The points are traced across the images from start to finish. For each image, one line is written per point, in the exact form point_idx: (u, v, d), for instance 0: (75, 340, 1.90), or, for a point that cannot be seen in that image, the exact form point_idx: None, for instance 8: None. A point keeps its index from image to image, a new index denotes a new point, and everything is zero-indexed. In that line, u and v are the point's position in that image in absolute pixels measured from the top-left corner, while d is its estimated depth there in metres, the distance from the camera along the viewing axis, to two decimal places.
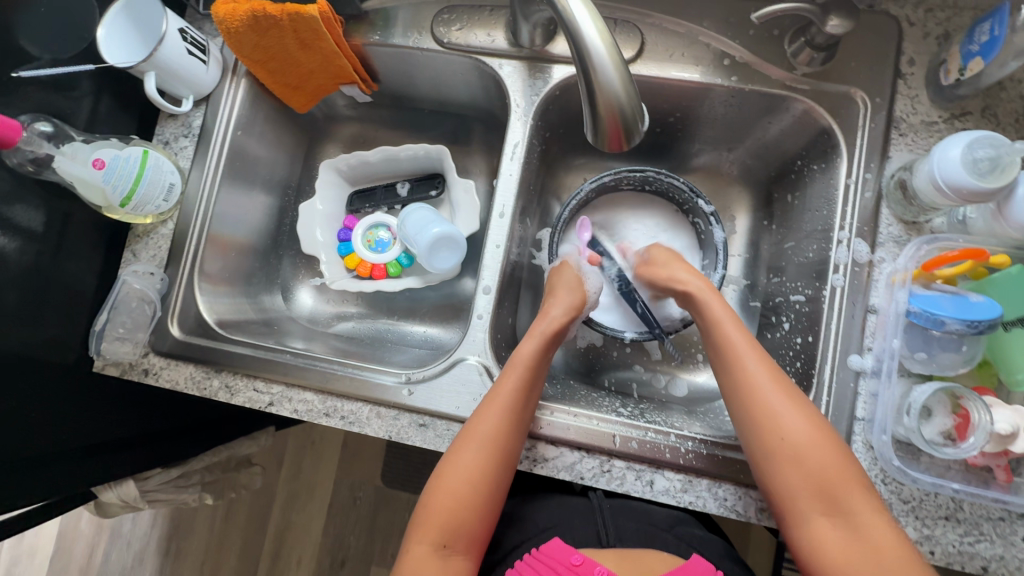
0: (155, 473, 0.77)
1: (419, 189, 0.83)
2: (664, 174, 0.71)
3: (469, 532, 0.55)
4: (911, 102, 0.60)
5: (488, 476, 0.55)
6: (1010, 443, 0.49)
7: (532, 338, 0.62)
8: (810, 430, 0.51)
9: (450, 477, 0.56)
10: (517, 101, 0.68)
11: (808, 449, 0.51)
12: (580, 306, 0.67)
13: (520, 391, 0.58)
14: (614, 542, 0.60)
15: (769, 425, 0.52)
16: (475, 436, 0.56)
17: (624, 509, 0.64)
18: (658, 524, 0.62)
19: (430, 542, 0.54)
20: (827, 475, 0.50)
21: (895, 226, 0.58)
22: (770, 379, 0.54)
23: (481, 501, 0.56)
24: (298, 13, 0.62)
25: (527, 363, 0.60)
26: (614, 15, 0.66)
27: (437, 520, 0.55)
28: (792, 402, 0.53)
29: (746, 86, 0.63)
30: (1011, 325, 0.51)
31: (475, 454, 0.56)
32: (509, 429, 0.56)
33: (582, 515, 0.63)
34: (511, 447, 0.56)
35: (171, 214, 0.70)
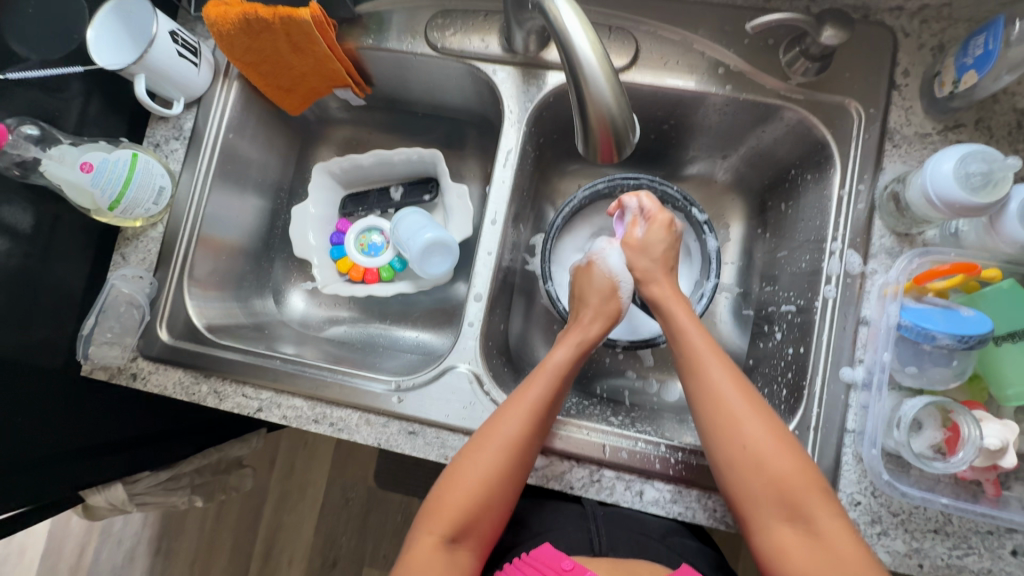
0: (144, 475, 0.77)
1: (412, 193, 0.83)
2: (658, 181, 0.70)
3: (480, 528, 0.54)
4: (905, 113, 0.59)
5: (505, 478, 0.55)
6: (999, 458, 0.49)
7: (563, 346, 0.62)
8: (768, 435, 0.51)
9: (465, 475, 0.55)
10: (510, 108, 0.67)
11: (781, 474, 0.49)
12: (615, 318, 0.65)
13: (548, 399, 0.58)
14: (607, 551, 0.60)
15: (744, 453, 0.51)
16: (497, 436, 0.55)
17: (616, 517, 0.64)
18: (649, 533, 0.62)
19: (437, 534, 0.53)
20: (784, 473, 0.49)
21: (887, 237, 0.58)
22: (747, 410, 0.52)
23: (494, 501, 0.55)
24: (290, 17, 0.62)
25: (557, 372, 0.60)
26: (609, 22, 0.65)
27: (448, 513, 0.54)
28: (765, 427, 0.51)
29: (740, 95, 0.63)
30: (1001, 340, 0.51)
31: (495, 454, 0.55)
32: (533, 434, 0.56)
33: (573, 523, 0.63)
34: (531, 454, 0.56)
35: (161, 217, 0.69)
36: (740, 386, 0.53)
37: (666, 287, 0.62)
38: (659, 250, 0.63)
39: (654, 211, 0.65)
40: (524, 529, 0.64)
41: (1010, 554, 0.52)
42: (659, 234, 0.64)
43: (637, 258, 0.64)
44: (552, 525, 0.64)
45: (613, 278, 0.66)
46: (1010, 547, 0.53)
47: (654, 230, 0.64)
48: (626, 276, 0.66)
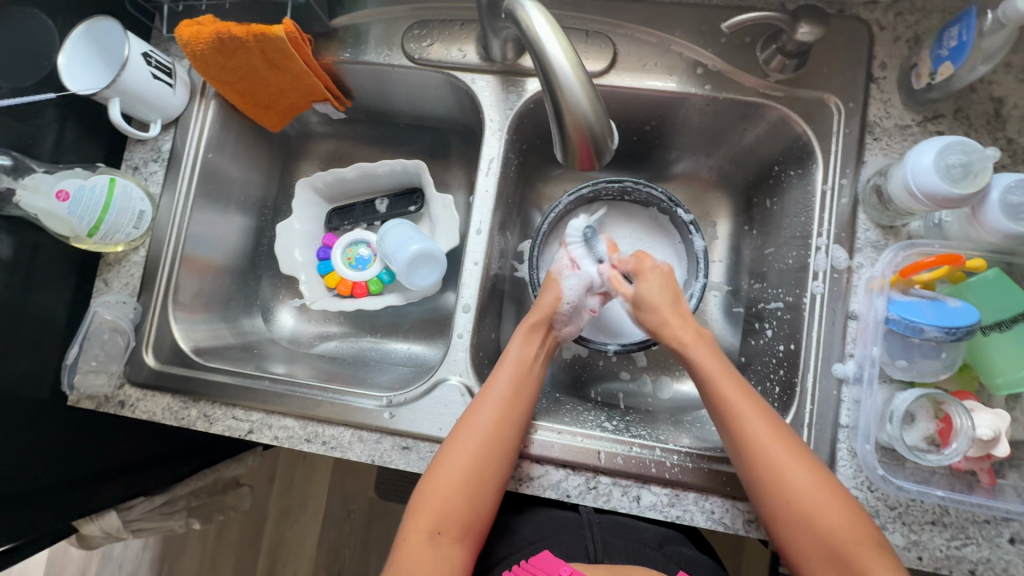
0: (138, 502, 0.76)
1: (398, 205, 0.82)
2: (642, 184, 0.70)
3: (463, 519, 0.54)
4: (884, 106, 0.60)
5: (479, 463, 0.55)
6: (992, 448, 0.50)
7: (519, 333, 0.63)
8: (818, 492, 0.49)
9: (443, 465, 0.55)
10: (491, 116, 0.67)
11: (842, 542, 0.47)
12: (556, 306, 0.64)
13: (512, 381, 0.59)
14: (602, 558, 0.61)
15: (796, 514, 0.49)
16: (468, 423, 0.57)
17: (612, 526, 0.64)
18: (646, 541, 0.63)
19: (423, 528, 0.53)
20: (835, 533, 0.48)
21: (872, 230, 0.58)
22: (801, 470, 0.50)
23: (472, 488, 0.54)
24: (264, 34, 0.61)
25: (518, 359, 0.61)
26: (586, 27, 0.65)
27: (431, 506, 0.54)
28: (820, 489, 0.49)
29: (720, 95, 0.63)
30: (989, 329, 0.51)
31: (466, 441, 0.55)
32: (505, 419, 0.57)
33: (570, 530, 0.63)
34: (504, 438, 0.56)
35: (143, 241, 0.68)
36: (786, 442, 0.51)
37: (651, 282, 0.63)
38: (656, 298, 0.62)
39: (636, 263, 0.65)
40: (518, 537, 0.64)
41: (1008, 542, 0.53)
42: (655, 282, 0.63)
43: (644, 314, 0.63)
44: (551, 529, 0.64)
45: (560, 293, 0.64)
46: (1008, 535, 0.53)
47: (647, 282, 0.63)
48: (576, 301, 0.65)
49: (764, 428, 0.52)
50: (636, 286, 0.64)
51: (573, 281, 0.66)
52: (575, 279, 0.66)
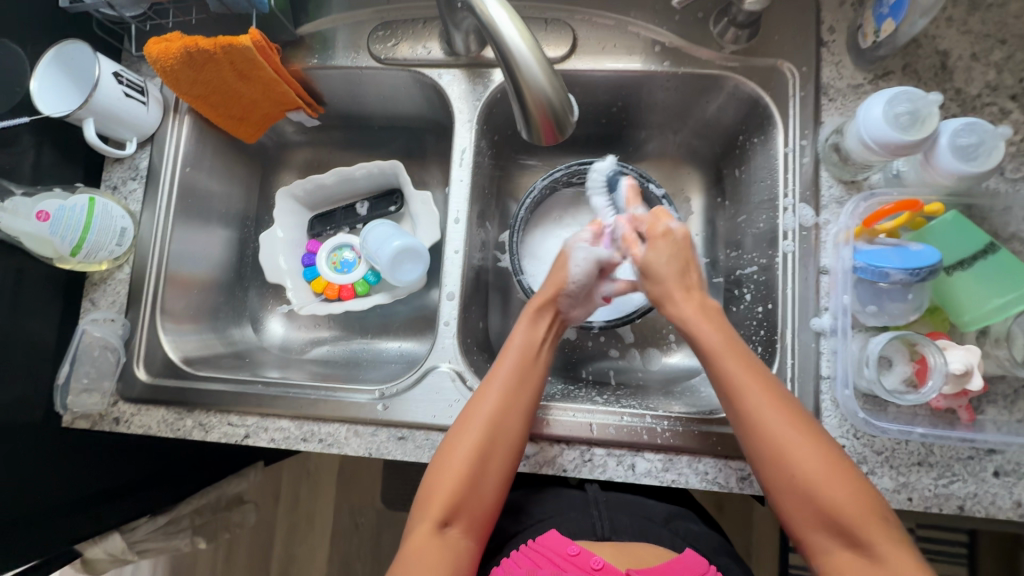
0: (141, 522, 0.77)
1: (378, 206, 0.83)
2: (613, 162, 0.72)
3: (471, 511, 0.54)
4: (836, 67, 0.62)
5: (483, 453, 0.55)
6: (967, 383, 0.51)
7: (524, 318, 0.63)
8: (816, 451, 0.48)
9: (449, 458, 0.55)
10: (460, 108, 0.68)
11: (848, 513, 0.46)
12: (561, 285, 0.64)
13: (516, 371, 0.59)
14: (609, 534, 0.64)
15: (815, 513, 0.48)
16: (474, 414, 0.57)
17: (617, 504, 0.68)
18: (652, 517, 0.67)
19: (429, 519, 0.53)
20: (836, 493, 0.47)
21: (835, 187, 0.60)
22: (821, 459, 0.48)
23: (477, 478, 0.55)
24: (231, 45, 0.62)
25: (520, 347, 0.61)
26: (544, 15, 0.67)
27: (438, 497, 0.54)
28: (833, 478, 0.47)
29: (679, 70, 0.65)
30: (952, 269, 0.53)
31: (471, 432, 0.56)
32: (508, 407, 0.57)
33: (577, 508, 0.67)
34: (508, 427, 0.56)
35: (127, 258, 0.69)
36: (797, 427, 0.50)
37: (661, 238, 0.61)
38: (664, 271, 0.60)
39: (652, 223, 0.62)
40: (526, 516, 0.68)
41: (993, 476, 0.54)
42: (664, 250, 0.60)
43: (650, 283, 0.61)
44: (558, 507, 0.67)
45: (569, 260, 0.65)
46: (992, 469, 0.54)
47: (656, 250, 0.60)
48: (581, 270, 0.64)
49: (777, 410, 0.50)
50: (647, 250, 0.61)
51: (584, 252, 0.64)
52: (586, 252, 0.64)
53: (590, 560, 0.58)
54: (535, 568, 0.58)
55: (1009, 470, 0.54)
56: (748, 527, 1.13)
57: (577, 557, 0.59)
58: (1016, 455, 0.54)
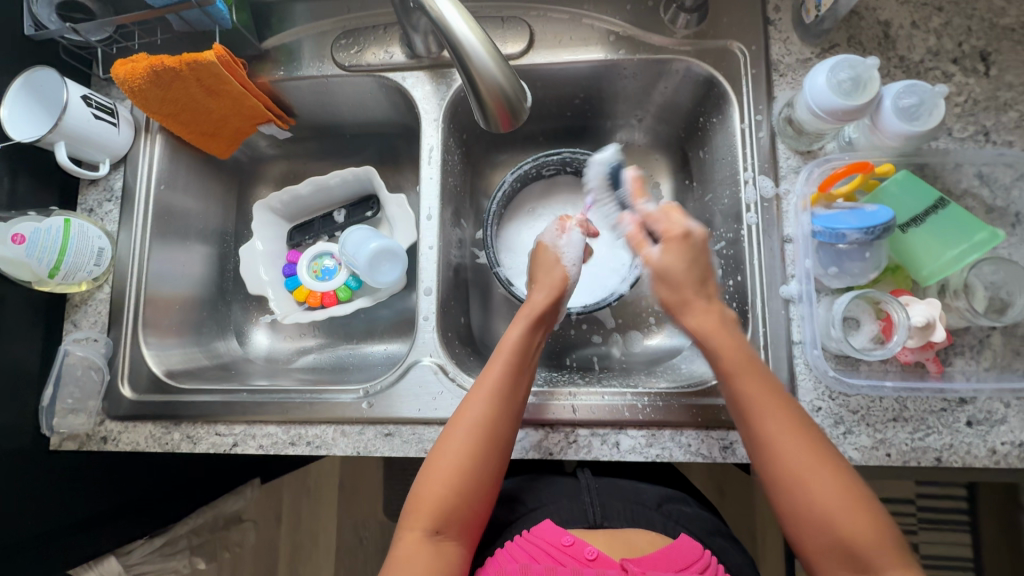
0: (137, 546, 0.77)
1: (355, 212, 0.85)
2: (579, 151, 0.74)
3: (462, 516, 0.54)
4: (784, 44, 0.64)
5: (475, 459, 0.54)
6: (930, 334, 0.53)
7: (517, 322, 0.62)
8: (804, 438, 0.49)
9: (438, 465, 0.54)
10: (426, 108, 0.70)
11: (832, 502, 0.47)
12: (562, 282, 0.64)
13: (508, 375, 0.58)
14: (602, 521, 0.65)
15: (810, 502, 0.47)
16: (464, 420, 0.56)
17: (610, 490, 0.69)
18: (646, 503, 0.68)
19: (419, 528, 0.53)
20: (822, 481, 0.47)
21: (793, 158, 0.61)
22: (817, 454, 0.48)
23: (468, 485, 0.54)
24: (196, 61, 0.64)
25: (512, 350, 0.59)
26: (501, 13, 0.69)
27: (428, 505, 0.53)
28: (820, 464, 0.47)
29: (635, 57, 0.67)
30: (907, 226, 0.55)
31: (462, 438, 0.55)
32: (499, 413, 0.56)
33: (570, 496, 0.68)
34: (500, 431, 0.56)
35: (106, 278, 0.70)
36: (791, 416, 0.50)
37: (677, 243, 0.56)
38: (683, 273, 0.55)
39: (667, 227, 0.58)
40: (520, 504, 0.68)
41: (967, 426, 0.55)
42: (680, 253, 0.56)
43: (664, 289, 0.57)
44: (552, 495, 0.68)
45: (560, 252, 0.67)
46: (965, 419, 0.55)
47: (674, 252, 0.56)
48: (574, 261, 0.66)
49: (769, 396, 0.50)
50: (662, 252, 0.57)
51: (571, 243, 0.67)
52: (571, 248, 0.67)
53: (584, 550, 0.59)
54: (531, 562, 0.58)
55: (981, 419, 0.55)
56: (751, 513, 1.14)
57: (572, 548, 0.59)
58: (987, 403, 0.55)
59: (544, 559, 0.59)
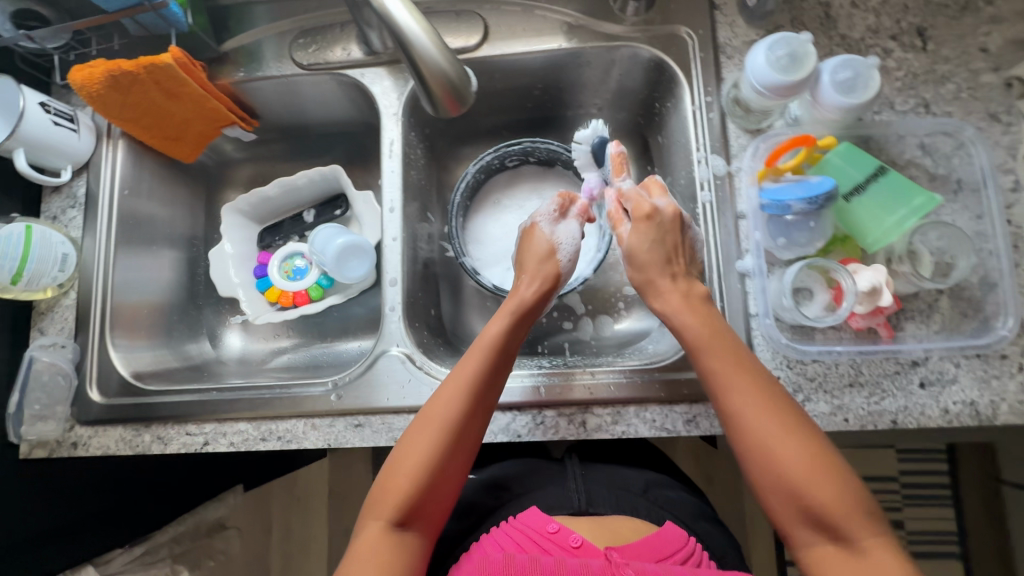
0: (117, 553, 0.76)
1: (324, 212, 0.86)
2: (539, 140, 0.75)
3: (429, 508, 0.53)
4: (730, 27, 0.66)
5: (444, 452, 0.54)
6: (879, 299, 0.55)
7: (500, 314, 0.60)
8: (780, 416, 0.48)
9: (405, 457, 0.53)
10: (386, 103, 0.71)
11: (801, 479, 0.46)
12: (552, 279, 0.63)
13: (485, 369, 0.56)
14: (587, 506, 0.66)
15: (782, 482, 0.46)
16: (436, 414, 0.54)
17: (596, 477, 0.70)
18: (632, 489, 0.69)
19: (383, 519, 0.52)
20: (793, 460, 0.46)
21: (743, 137, 0.63)
22: (792, 434, 0.47)
23: (434, 478, 0.53)
24: (153, 64, 0.64)
25: (491, 343, 0.58)
26: (456, 8, 0.71)
27: (391, 497, 0.52)
28: (793, 444, 0.46)
29: (588, 45, 0.69)
30: (849, 196, 0.57)
31: (432, 431, 0.54)
32: (473, 408, 0.55)
33: (549, 482, 0.69)
34: (472, 427, 0.55)
35: (72, 284, 0.70)
36: (768, 393, 0.49)
37: (637, 228, 0.58)
38: (648, 253, 0.56)
39: (636, 203, 0.59)
40: (497, 491, 0.69)
41: (919, 387, 0.57)
42: (648, 233, 0.57)
43: (633, 267, 0.57)
44: (533, 483, 0.70)
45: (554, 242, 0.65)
46: (917, 380, 0.57)
47: (638, 231, 0.57)
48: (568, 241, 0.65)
49: (744, 373, 0.50)
50: (630, 231, 0.58)
51: (567, 230, 0.66)
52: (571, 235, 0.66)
53: (569, 537, 0.59)
54: (518, 550, 0.59)
55: (933, 380, 0.56)
56: (738, 497, 1.15)
57: (557, 535, 0.59)
58: (937, 364, 0.56)
59: (531, 548, 0.59)
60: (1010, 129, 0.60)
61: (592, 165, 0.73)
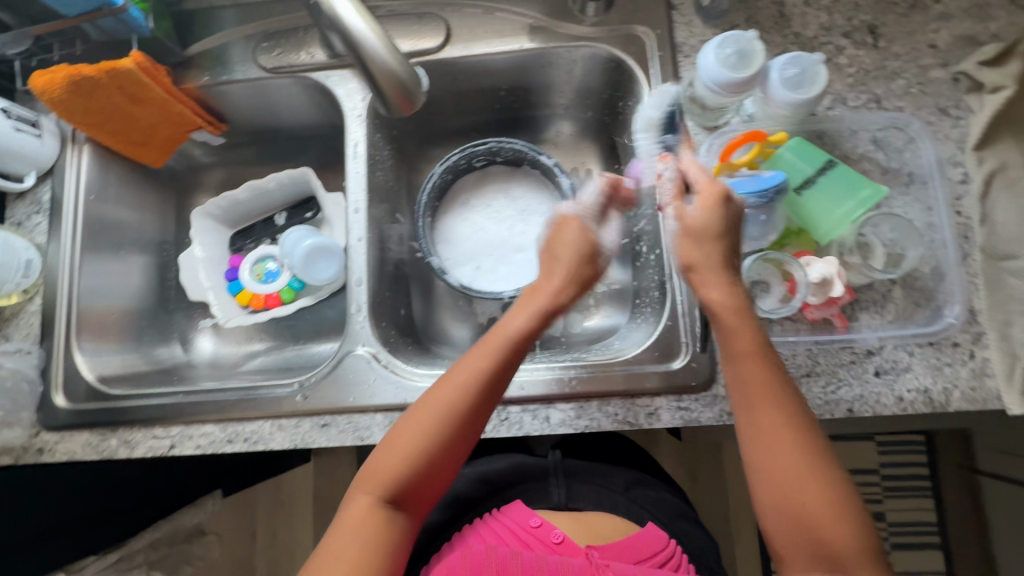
0: (90, 561, 0.75)
1: (295, 216, 0.86)
2: (504, 140, 0.76)
3: (422, 495, 0.53)
4: (687, 27, 0.67)
5: (447, 443, 0.53)
6: (830, 290, 0.56)
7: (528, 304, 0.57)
8: (791, 412, 0.48)
9: (405, 437, 0.53)
10: (350, 105, 0.72)
11: (791, 471, 0.46)
12: (592, 271, 0.58)
13: (504, 366, 0.54)
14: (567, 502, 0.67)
15: (772, 470, 0.47)
16: (446, 403, 0.53)
17: (577, 473, 0.70)
18: (611, 487, 0.70)
19: (371, 495, 0.52)
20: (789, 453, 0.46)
21: (700, 134, 0.64)
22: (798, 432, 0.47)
23: (431, 466, 0.53)
24: (115, 69, 0.65)
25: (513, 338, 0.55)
26: (418, 10, 0.71)
27: (384, 475, 0.52)
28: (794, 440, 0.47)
29: (549, 45, 0.70)
30: (800, 189, 0.58)
31: (438, 417, 0.53)
32: (484, 404, 0.54)
33: (518, 477, 0.70)
34: (478, 423, 0.54)
35: (37, 289, 0.70)
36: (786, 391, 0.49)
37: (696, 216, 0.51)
38: (708, 245, 0.50)
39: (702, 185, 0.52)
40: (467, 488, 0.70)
41: (874, 376, 0.57)
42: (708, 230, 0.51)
43: (688, 255, 0.51)
44: (504, 479, 0.70)
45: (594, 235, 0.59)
46: (872, 369, 0.58)
47: (702, 215, 0.51)
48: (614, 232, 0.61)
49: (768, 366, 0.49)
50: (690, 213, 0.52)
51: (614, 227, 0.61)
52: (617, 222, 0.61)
53: (551, 532, 0.60)
54: (499, 543, 0.59)
55: (887, 369, 0.57)
56: (720, 493, 1.16)
57: (539, 530, 0.60)
58: (891, 353, 0.57)
59: (512, 541, 0.60)
60: (959, 123, 0.62)
61: (655, 130, 0.62)
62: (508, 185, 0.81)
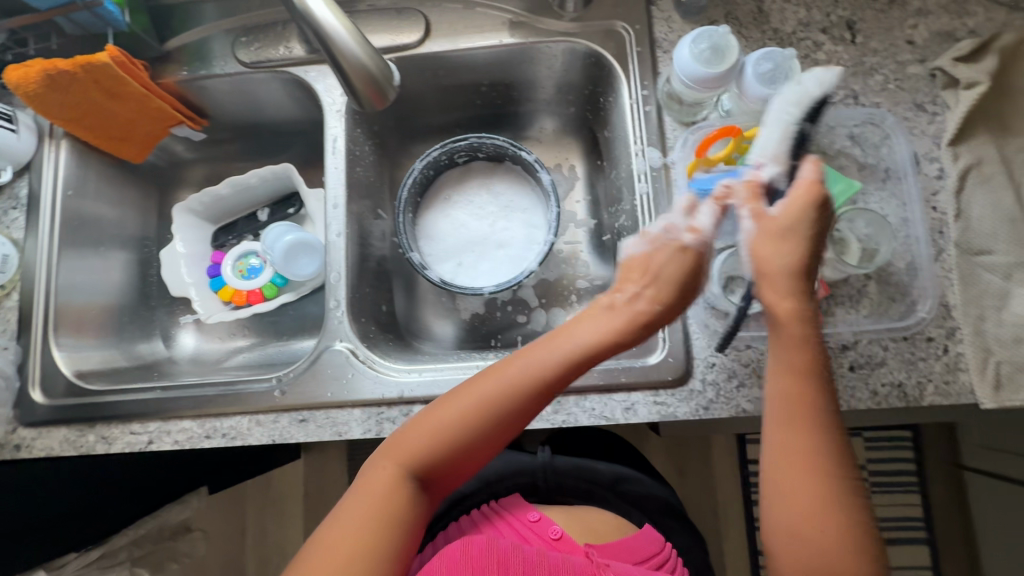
0: (72, 558, 0.75)
1: (277, 212, 0.86)
2: (484, 136, 0.76)
3: (444, 479, 0.53)
4: (666, 23, 0.67)
5: (484, 438, 0.52)
6: None
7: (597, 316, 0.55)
8: (829, 427, 0.47)
9: (439, 419, 0.52)
10: (330, 100, 0.71)
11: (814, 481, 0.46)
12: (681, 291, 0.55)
13: (558, 377, 0.53)
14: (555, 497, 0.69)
15: (795, 472, 0.46)
16: (490, 400, 0.52)
17: (564, 468, 0.71)
18: (600, 482, 0.70)
19: (395, 469, 0.51)
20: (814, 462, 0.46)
21: (678, 129, 0.64)
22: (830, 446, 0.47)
23: (459, 457, 0.52)
24: (89, 63, 0.64)
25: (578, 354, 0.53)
26: (397, 5, 0.71)
27: (411, 452, 0.51)
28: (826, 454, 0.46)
29: (528, 40, 0.70)
30: None
31: (478, 408, 0.52)
32: (529, 410, 0.53)
33: (499, 472, 0.70)
34: (517, 426, 0.53)
35: (14, 285, 0.69)
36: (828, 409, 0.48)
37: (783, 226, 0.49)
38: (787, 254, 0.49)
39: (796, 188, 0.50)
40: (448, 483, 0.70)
41: (850, 371, 0.58)
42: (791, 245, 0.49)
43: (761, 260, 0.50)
44: (485, 474, 0.70)
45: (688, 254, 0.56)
46: (848, 364, 0.58)
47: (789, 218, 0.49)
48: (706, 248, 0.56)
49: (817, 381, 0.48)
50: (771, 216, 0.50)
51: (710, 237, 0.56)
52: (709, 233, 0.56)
53: (549, 527, 0.60)
54: (497, 535, 0.59)
55: (862, 363, 0.58)
56: (708, 489, 1.16)
57: (537, 524, 0.60)
58: (866, 348, 0.58)
59: (510, 534, 0.60)
60: (935, 119, 0.62)
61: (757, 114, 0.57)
62: (490, 181, 0.81)
